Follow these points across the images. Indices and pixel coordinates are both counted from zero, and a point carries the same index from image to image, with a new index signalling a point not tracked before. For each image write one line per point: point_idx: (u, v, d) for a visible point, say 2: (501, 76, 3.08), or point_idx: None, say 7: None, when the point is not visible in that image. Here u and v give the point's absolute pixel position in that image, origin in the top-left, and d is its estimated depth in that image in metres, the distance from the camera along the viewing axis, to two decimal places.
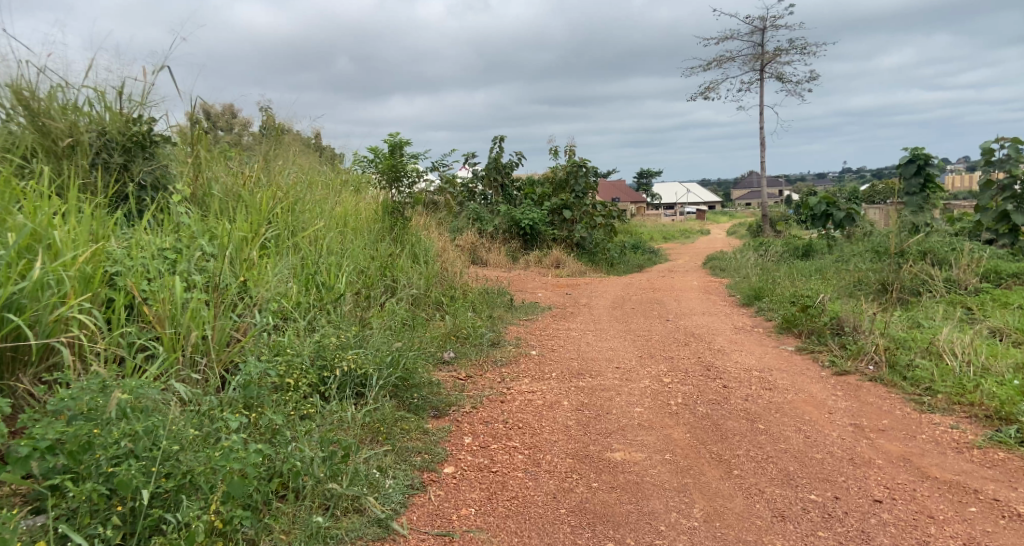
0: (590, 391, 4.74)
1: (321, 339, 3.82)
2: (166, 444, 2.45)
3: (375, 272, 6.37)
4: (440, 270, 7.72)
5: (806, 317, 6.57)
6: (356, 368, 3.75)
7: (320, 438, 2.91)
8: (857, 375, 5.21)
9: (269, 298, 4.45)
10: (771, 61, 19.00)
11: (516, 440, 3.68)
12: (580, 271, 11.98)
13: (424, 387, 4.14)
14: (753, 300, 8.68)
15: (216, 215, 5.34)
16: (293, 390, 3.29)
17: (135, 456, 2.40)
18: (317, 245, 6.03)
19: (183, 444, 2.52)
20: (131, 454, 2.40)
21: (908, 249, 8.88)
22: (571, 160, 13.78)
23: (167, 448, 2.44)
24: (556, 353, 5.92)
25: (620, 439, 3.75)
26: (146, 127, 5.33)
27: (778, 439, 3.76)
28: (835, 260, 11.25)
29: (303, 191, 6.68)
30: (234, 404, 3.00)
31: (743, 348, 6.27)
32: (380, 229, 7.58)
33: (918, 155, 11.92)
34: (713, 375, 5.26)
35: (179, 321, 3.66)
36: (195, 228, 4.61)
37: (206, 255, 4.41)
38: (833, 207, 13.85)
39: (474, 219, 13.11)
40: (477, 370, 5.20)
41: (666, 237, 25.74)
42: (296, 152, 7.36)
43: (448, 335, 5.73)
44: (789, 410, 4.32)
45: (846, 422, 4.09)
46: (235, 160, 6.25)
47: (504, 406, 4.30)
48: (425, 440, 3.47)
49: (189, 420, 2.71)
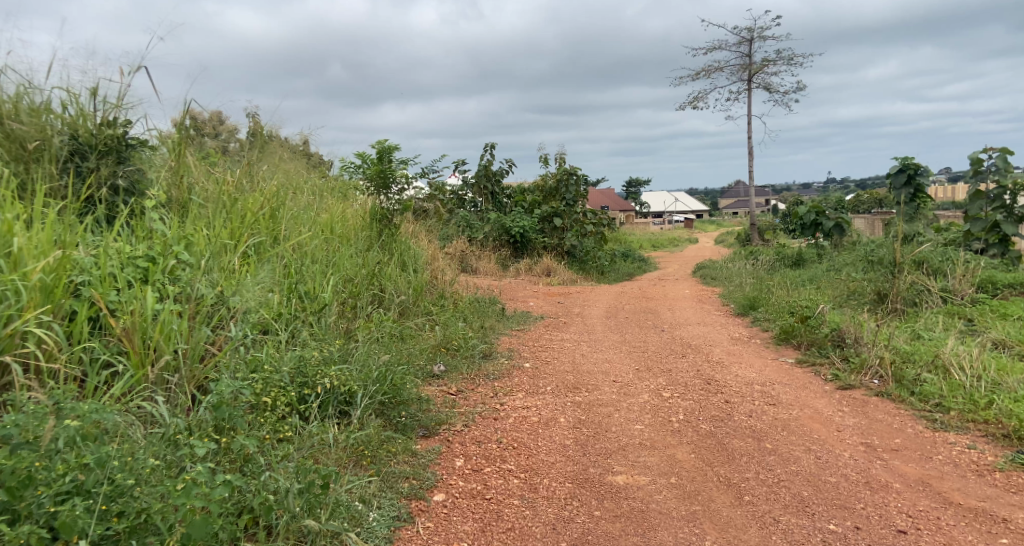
0: (588, 407, 4.51)
1: (301, 354, 3.57)
2: (120, 478, 2.21)
3: (362, 280, 6.14)
4: (429, 279, 7.50)
5: (805, 328, 6.39)
6: (340, 385, 3.50)
7: (297, 467, 2.66)
8: (862, 390, 5.02)
9: (249, 309, 4.21)
10: (758, 72, 19.04)
11: (511, 462, 3.45)
12: (572, 279, 11.78)
13: (412, 404, 3.90)
14: (748, 310, 8.50)
15: (195, 221, 5.09)
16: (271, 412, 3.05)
17: (84, 493, 2.19)
18: (301, 253, 5.77)
19: (140, 478, 2.29)
20: (78, 491, 2.19)
21: (903, 259, 8.75)
22: (562, 167, 13.60)
23: (122, 483, 2.22)
24: (549, 365, 5.68)
25: (621, 460, 3.53)
26: (121, 129, 5.10)
27: (789, 460, 3.55)
28: (828, 269, 11.12)
29: (288, 197, 6.43)
30: (204, 428, 2.75)
31: (742, 360, 6.07)
32: (367, 236, 7.32)
33: (909, 165, 11.80)
34: (714, 389, 5.05)
35: (149, 335, 3.41)
36: (171, 234, 4.36)
37: (181, 264, 4.17)
38: (822, 216, 13.79)
39: (464, 226, 12.90)
40: (468, 384, 4.95)
41: (655, 245, 25.61)
42: (283, 156, 7.12)
43: (437, 347, 5.49)
44: (797, 428, 4.12)
45: (856, 441, 3.89)
46: (217, 166, 6.00)
47: (497, 423, 4.05)
48: (413, 464, 3.22)
49: (149, 448, 2.50)
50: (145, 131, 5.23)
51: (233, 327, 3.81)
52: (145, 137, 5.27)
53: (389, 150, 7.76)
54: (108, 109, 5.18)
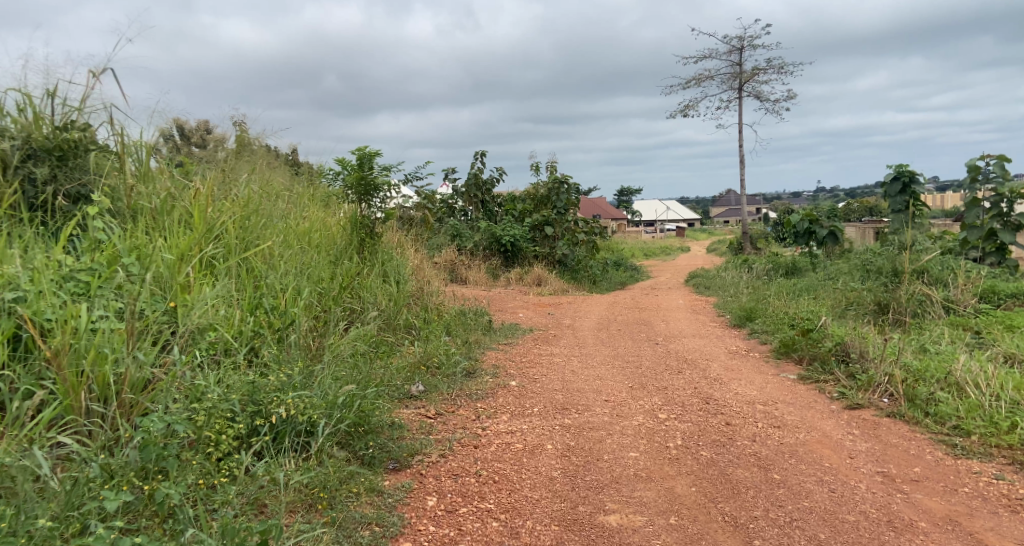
0: (578, 431, 4.16)
1: (255, 380, 3.21)
2: None
3: (336, 291, 5.77)
4: (413, 290, 7.13)
5: (807, 342, 6.06)
6: (299, 415, 3.13)
7: (224, 526, 2.34)
8: (871, 410, 4.67)
9: (202, 328, 3.91)
10: (749, 80, 18.87)
11: (492, 499, 3.10)
12: (563, 289, 11.43)
13: (382, 433, 3.55)
14: (744, 321, 8.17)
15: (155, 229, 4.76)
16: (206, 462, 2.74)
17: None
18: (272, 264, 5.40)
19: None
20: None
21: (903, 269, 8.44)
22: (553, 176, 13.23)
23: None
24: (537, 384, 5.30)
25: (614, 495, 3.19)
26: (79, 133, 4.82)
27: (800, 494, 3.20)
28: (824, 278, 10.82)
29: (261, 203, 6.08)
30: (125, 472, 2.45)
31: (741, 376, 5.71)
32: (346, 244, 6.92)
33: (903, 172, 11.55)
34: (713, 410, 4.69)
35: (81, 361, 3.15)
36: (119, 246, 4.07)
37: (129, 279, 3.87)
38: (816, 224, 13.50)
39: (453, 235, 12.60)
40: (448, 406, 4.57)
41: (647, 254, 25.24)
42: (262, 163, 6.80)
43: (416, 365, 5.10)
44: (805, 454, 3.77)
45: (872, 470, 3.55)
46: (191, 172, 5.68)
47: (478, 452, 3.68)
48: (379, 505, 2.89)
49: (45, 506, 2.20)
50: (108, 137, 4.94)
51: (177, 351, 3.47)
52: (106, 141, 4.96)
53: (371, 156, 7.37)
54: (68, 111, 4.88)
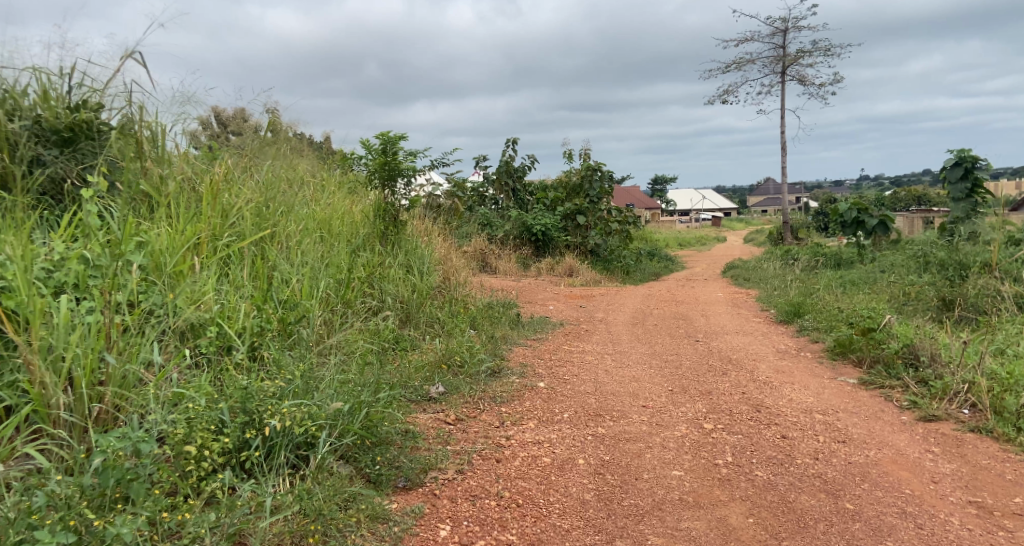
0: (613, 442, 3.70)
1: (249, 384, 2.78)
2: None
3: (352, 282, 5.37)
4: (439, 282, 6.73)
5: (868, 343, 5.53)
6: (298, 425, 2.70)
7: None
8: (950, 423, 4.15)
9: (202, 323, 3.52)
10: (793, 63, 18.16)
11: (516, 529, 2.69)
12: (596, 280, 10.94)
13: (391, 446, 3.11)
14: (792, 317, 7.61)
15: (167, 216, 4.40)
16: (181, 483, 2.34)
17: None
18: (286, 254, 5.03)
19: None
20: None
21: (972, 263, 7.84)
22: (586, 164, 12.68)
23: None
24: (568, 385, 4.84)
25: (656, 527, 2.77)
26: (93, 115, 4.47)
27: (881, 530, 2.76)
28: (875, 270, 10.16)
29: (280, 189, 5.69)
30: (77, 505, 2.07)
31: (793, 380, 5.20)
32: (368, 231, 6.49)
33: (965, 157, 10.74)
34: (766, 419, 4.19)
35: (56, 362, 2.73)
36: (119, 232, 3.69)
37: (130, 268, 3.49)
38: (864, 213, 12.77)
39: (484, 224, 12.19)
40: (470, 410, 4.14)
41: (682, 244, 24.63)
42: (289, 150, 6.41)
43: (436, 363, 4.68)
44: (881, 477, 3.28)
45: (962, 499, 3.08)
46: (213, 156, 5.32)
47: (499, 467, 3.24)
48: (381, 538, 2.48)
49: None
50: (125, 118, 4.58)
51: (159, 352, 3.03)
52: (120, 123, 4.60)
53: (399, 141, 6.88)
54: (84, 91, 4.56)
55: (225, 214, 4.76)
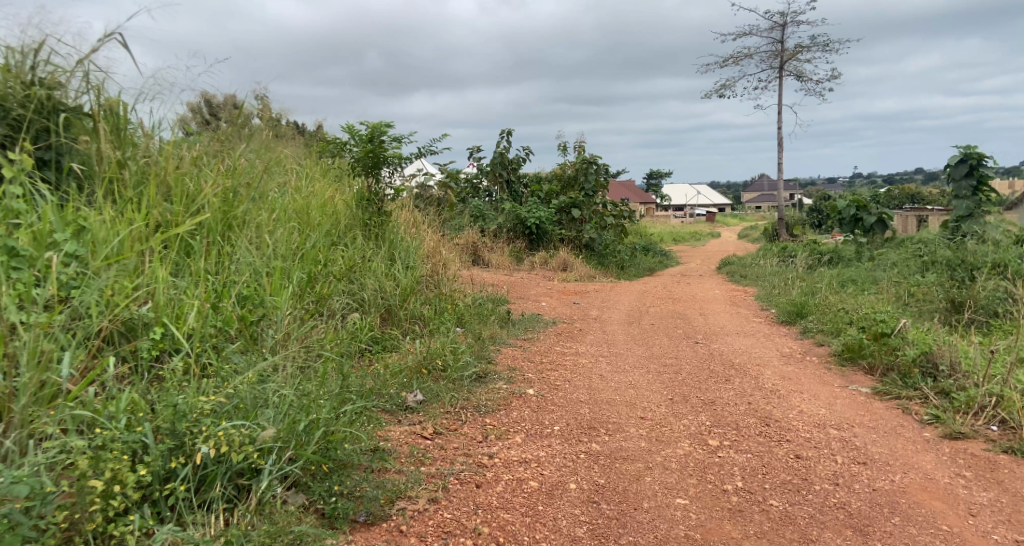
0: (608, 462, 3.30)
1: (183, 399, 2.34)
2: None
3: (326, 276, 4.93)
4: (426, 275, 6.29)
5: (881, 349, 5.16)
6: (237, 452, 2.28)
7: None
8: (979, 442, 3.78)
9: (144, 324, 3.11)
10: (791, 58, 17.81)
11: None
12: (590, 275, 10.54)
13: (354, 471, 2.69)
14: (794, 318, 7.23)
15: (123, 202, 3.95)
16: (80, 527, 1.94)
17: None
18: (256, 244, 4.58)
19: None
20: None
21: (981, 265, 7.49)
22: (581, 156, 12.28)
23: None
24: (559, 393, 4.43)
25: None
26: (54, 90, 3.99)
27: None
28: (873, 268, 9.82)
29: (258, 175, 5.23)
30: None
31: (802, 389, 4.81)
32: (350, 221, 6.03)
33: (971, 155, 10.41)
34: (777, 435, 3.79)
35: None
36: (56, 218, 3.24)
37: (63, 260, 3.05)
38: (864, 210, 12.40)
39: (476, 216, 11.74)
40: (449, 422, 3.73)
41: (677, 240, 24.23)
42: (268, 136, 5.95)
43: (416, 368, 4.26)
44: (912, 508, 2.90)
45: (1007, 538, 2.70)
46: (188, 140, 4.87)
47: (479, 495, 2.83)
48: None
49: None
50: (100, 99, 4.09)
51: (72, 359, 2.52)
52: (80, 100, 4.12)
53: (383, 126, 6.43)
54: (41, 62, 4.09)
55: (190, 201, 4.30)
